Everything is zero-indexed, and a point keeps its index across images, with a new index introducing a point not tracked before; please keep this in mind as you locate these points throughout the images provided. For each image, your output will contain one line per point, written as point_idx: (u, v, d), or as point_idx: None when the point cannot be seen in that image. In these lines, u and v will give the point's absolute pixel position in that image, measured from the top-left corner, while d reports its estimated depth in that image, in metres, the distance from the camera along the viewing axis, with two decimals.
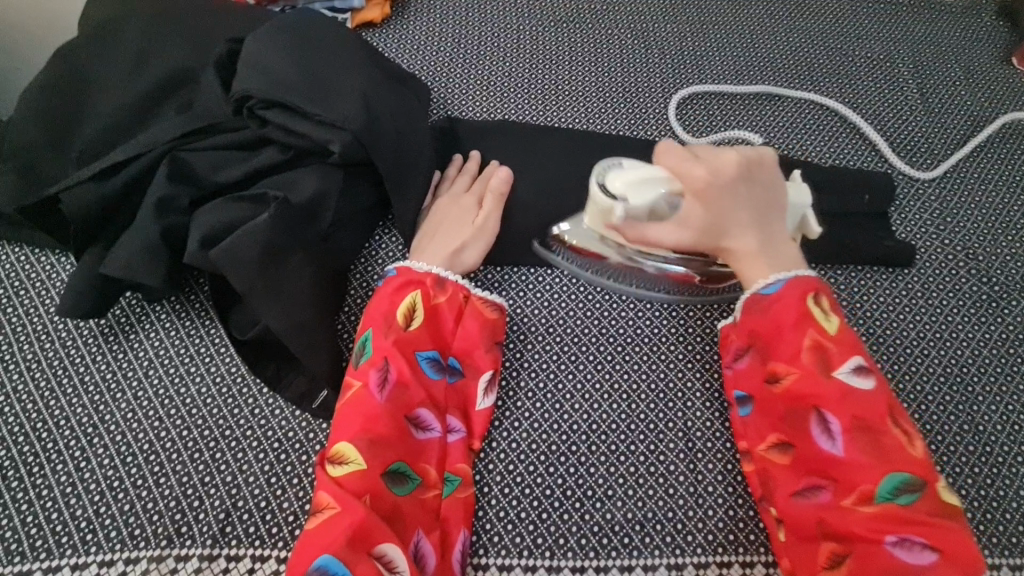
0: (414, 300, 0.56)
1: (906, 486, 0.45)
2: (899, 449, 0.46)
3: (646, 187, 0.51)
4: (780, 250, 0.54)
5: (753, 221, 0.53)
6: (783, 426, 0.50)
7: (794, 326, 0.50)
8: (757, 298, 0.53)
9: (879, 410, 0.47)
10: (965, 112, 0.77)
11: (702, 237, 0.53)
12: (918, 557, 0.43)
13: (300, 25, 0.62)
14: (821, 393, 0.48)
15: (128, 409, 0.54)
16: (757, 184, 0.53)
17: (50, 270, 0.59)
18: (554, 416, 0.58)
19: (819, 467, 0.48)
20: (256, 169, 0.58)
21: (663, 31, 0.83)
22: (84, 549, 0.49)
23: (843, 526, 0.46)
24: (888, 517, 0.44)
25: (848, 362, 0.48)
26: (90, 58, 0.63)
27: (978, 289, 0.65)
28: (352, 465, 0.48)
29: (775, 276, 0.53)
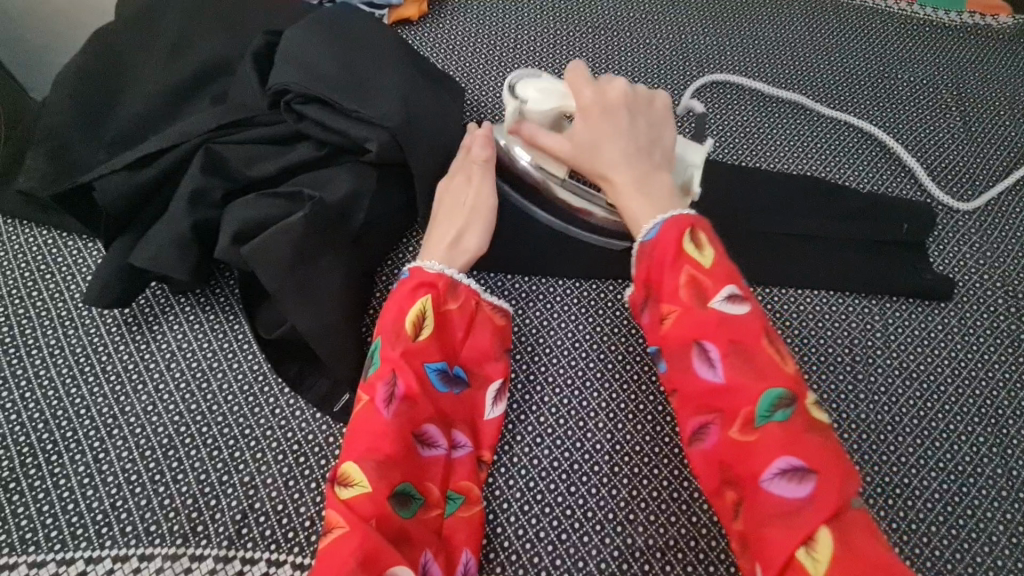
0: (425, 307, 0.53)
1: (779, 403, 0.44)
2: (773, 372, 0.45)
3: (546, 96, 0.59)
4: (652, 180, 0.55)
5: (623, 149, 0.56)
6: (672, 369, 0.49)
7: (672, 262, 0.49)
8: (641, 245, 0.52)
9: (753, 332, 0.47)
10: (1003, 147, 0.78)
11: (580, 155, 0.57)
12: (799, 481, 0.42)
13: (340, 20, 0.61)
14: (699, 328, 0.47)
15: (148, 402, 0.54)
16: (639, 117, 0.57)
17: (78, 257, 0.59)
18: (578, 435, 0.56)
19: (704, 402, 0.47)
20: (289, 162, 0.56)
21: (702, 44, 0.83)
22: (98, 543, 0.49)
23: (732, 459, 0.45)
24: (768, 441, 0.43)
25: (719, 291, 0.48)
26: (133, 54, 0.65)
27: (1016, 326, 0.66)
28: (358, 487, 0.45)
29: (653, 223, 0.52)
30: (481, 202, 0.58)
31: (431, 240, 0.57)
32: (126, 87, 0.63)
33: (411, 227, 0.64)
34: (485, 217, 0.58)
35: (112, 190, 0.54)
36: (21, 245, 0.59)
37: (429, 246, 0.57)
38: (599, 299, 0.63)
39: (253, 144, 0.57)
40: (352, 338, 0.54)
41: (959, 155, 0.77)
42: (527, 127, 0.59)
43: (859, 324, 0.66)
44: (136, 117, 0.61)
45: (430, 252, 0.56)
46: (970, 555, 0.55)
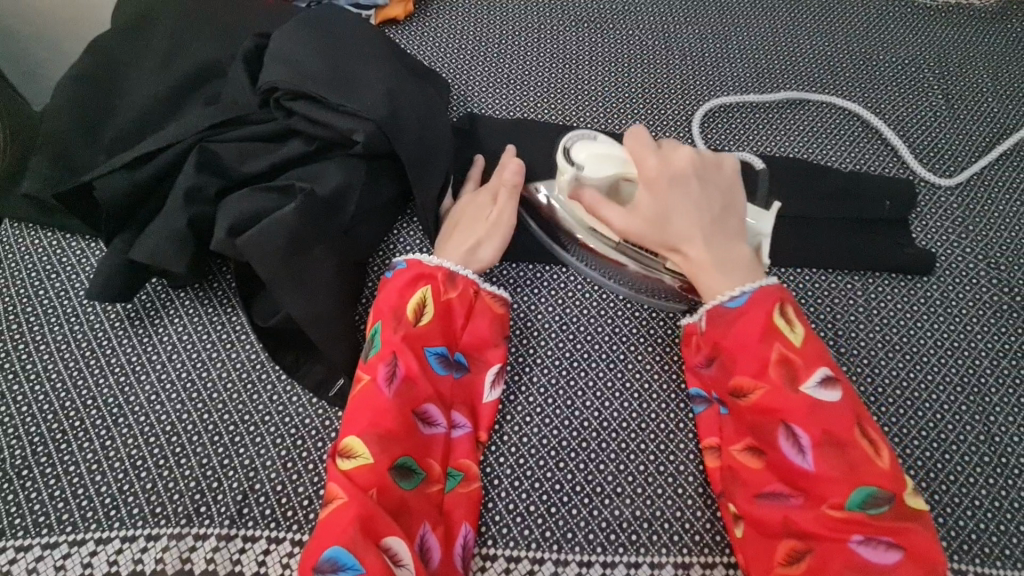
0: (424, 296, 0.56)
1: (871, 495, 0.46)
2: (865, 459, 0.46)
3: (605, 163, 0.57)
4: (730, 254, 0.55)
5: (697, 221, 0.55)
6: (754, 436, 0.50)
7: (762, 339, 0.51)
8: (721, 310, 0.54)
9: (845, 421, 0.48)
10: (986, 121, 0.79)
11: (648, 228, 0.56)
12: (882, 557, 0.44)
13: (325, 19, 0.63)
14: (788, 406, 0.48)
15: (152, 392, 0.56)
16: (708, 185, 0.57)
17: (81, 256, 0.62)
18: (566, 412, 0.58)
19: (787, 475, 0.48)
20: (279, 158, 0.59)
21: (684, 30, 0.84)
22: (108, 524, 0.51)
23: (813, 531, 0.46)
24: (853, 522, 0.45)
25: (812, 375, 0.49)
26: (129, 60, 0.67)
27: (998, 297, 0.67)
28: (360, 460, 0.48)
29: (741, 290, 0.54)
30: (502, 217, 0.62)
31: (447, 244, 0.61)
32: (122, 92, 0.66)
33: (402, 219, 0.66)
34: (505, 232, 0.62)
35: (112, 189, 0.57)
36: (27, 246, 0.62)
37: (447, 249, 0.60)
38: (585, 282, 0.65)
39: (244, 142, 0.59)
40: (344, 325, 0.56)
41: (942, 133, 0.78)
42: (588, 198, 0.58)
43: (841, 300, 0.67)
44: (133, 120, 0.64)
45: (446, 252, 0.60)
46: (954, 519, 0.57)
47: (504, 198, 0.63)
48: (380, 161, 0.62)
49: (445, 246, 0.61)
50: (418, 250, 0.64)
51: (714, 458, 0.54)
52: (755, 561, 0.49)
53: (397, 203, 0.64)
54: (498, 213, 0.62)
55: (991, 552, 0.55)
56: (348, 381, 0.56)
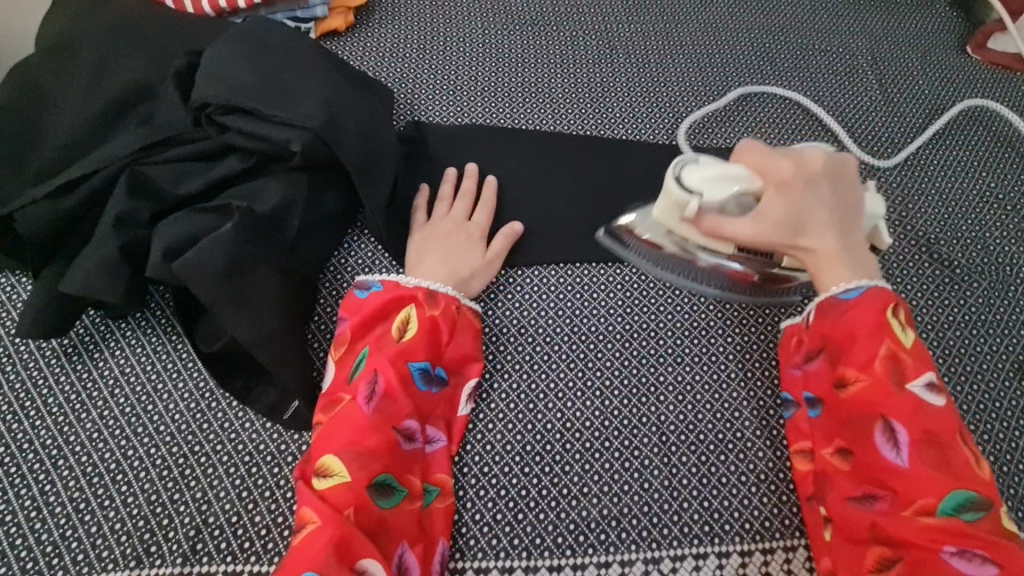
0: (408, 314, 0.55)
1: (968, 503, 0.44)
2: (966, 468, 0.45)
3: (723, 183, 0.50)
4: (857, 254, 0.52)
5: (830, 221, 0.51)
6: (847, 433, 0.49)
7: (870, 334, 0.49)
8: (833, 301, 0.52)
9: (950, 427, 0.46)
10: (919, 103, 0.81)
11: (779, 238, 0.51)
12: (976, 572, 0.42)
13: (257, 32, 0.62)
14: (890, 405, 0.47)
15: (93, 429, 0.53)
16: (838, 184, 0.52)
17: (10, 291, 0.59)
18: (529, 417, 0.58)
19: (876, 474, 0.47)
20: (217, 178, 0.57)
21: (627, 29, 0.85)
22: (51, 574, 0.48)
23: (900, 534, 0.44)
24: (947, 531, 0.43)
25: (921, 376, 0.47)
26: (53, 85, 0.64)
27: (940, 271, 0.69)
28: (336, 478, 0.47)
29: (854, 283, 0.52)
30: (494, 257, 0.63)
31: (433, 267, 0.59)
32: (47, 118, 0.63)
33: (352, 232, 0.64)
34: (494, 271, 0.63)
35: (38, 220, 0.54)
36: None
37: (437, 273, 0.59)
38: (541, 285, 0.64)
39: (179, 164, 0.57)
40: (294, 345, 0.54)
41: (878, 116, 0.80)
42: (711, 222, 0.51)
43: None
44: (60, 147, 0.61)
45: (433, 274, 0.58)
46: None
47: (500, 238, 0.64)
48: (323, 174, 0.60)
49: (429, 270, 0.59)
50: (370, 263, 0.63)
51: (804, 462, 0.53)
52: (842, 568, 0.47)
53: (345, 215, 0.63)
54: (492, 253, 0.63)
55: None
56: (302, 402, 0.54)
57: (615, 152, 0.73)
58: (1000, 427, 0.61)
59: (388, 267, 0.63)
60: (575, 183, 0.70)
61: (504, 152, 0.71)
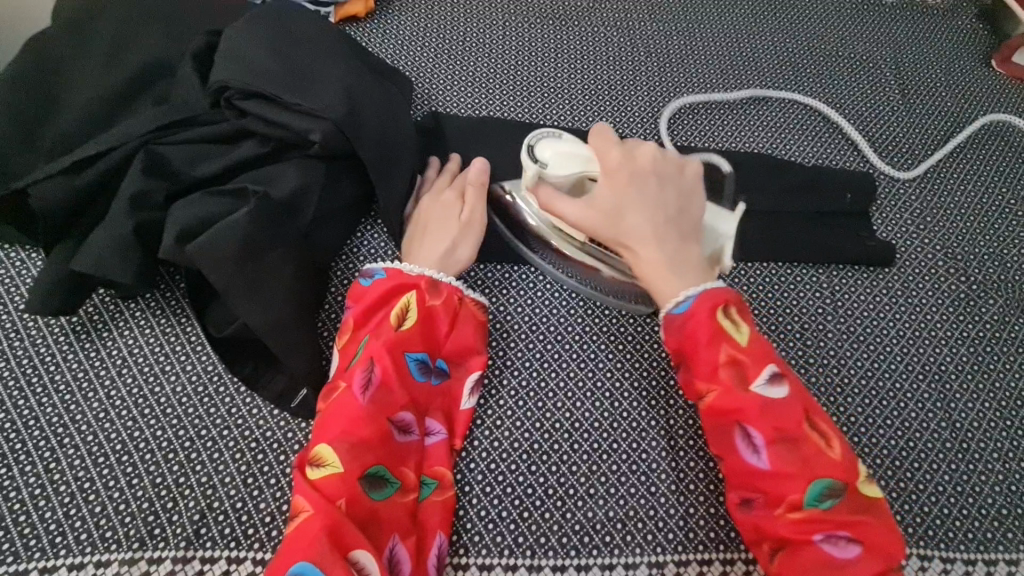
0: (408, 301, 0.54)
1: (828, 490, 0.44)
2: (819, 455, 0.45)
3: (568, 159, 0.54)
4: (685, 261, 0.51)
5: (653, 221, 0.51)
6: (712, 443, 0.48)
7: (708, 343, 0.48)
8: (670, 317, 0.50)
9: (797, 418, 0.46)
10: (942, 115, 0.80)
11: (604, 224, 0.52)
12: (844, 552, 0.44)
13: (279, 15, 0.61)
14: (742, 411, 0.46)
15: (100, 409, 0.53)
16: (668, 189, 0.53)
17: (21, 267, 0.58)
18: (536, 415, 0.57)
19: (745, 480, 0.46)
20: (233, 162, 0.56)
21: (649, 27, 0.84)
22: (53, 552, 0.48)
23: (777, 532, 0.45)
24: (814, 521, 0.44)
25: (761, 374, 0.47)
26: (70, 59, 0.64)
27: (956, 287, 0.68)
28: (329, 469, 0.46)
29: (684, 295, 0.50)
30: (473, 214, 0.61)
31: (419, 250, 0.58)
32: (62, 92, 0.62)
33: (366, 221, 0.64)
34: (478, 229, 0.61)
35: (51, 196, 0.54)
36: None
37: (423, 253, 0.58)
38: (556, 282, 0.64)
39: (195, 145, 0.57)
40: (304, 333, 0.54)
41: (900, 127, 0.79)
42: (546, 192, 0.54)
43: (808, 293, 0.67)
44: (74, 122, 0.60)
45: (423, 258, 0.58)
46: (919, 506, 0.57)
47: (472, 195, 0.61)
48: (340, 162, 0.60)
49: (419, 254, 0.58)
50: (383, 254, 0.63)
51: None
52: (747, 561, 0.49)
53: (360, 205, 0.63)
54: (468, 211, 0.60)
55: (955, 536, 0.56)
56: (311, 391, 0.54)
57: None
58: (1009, 446, 0.60)
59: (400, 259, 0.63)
60: None
61: (521, 147, 0.70)
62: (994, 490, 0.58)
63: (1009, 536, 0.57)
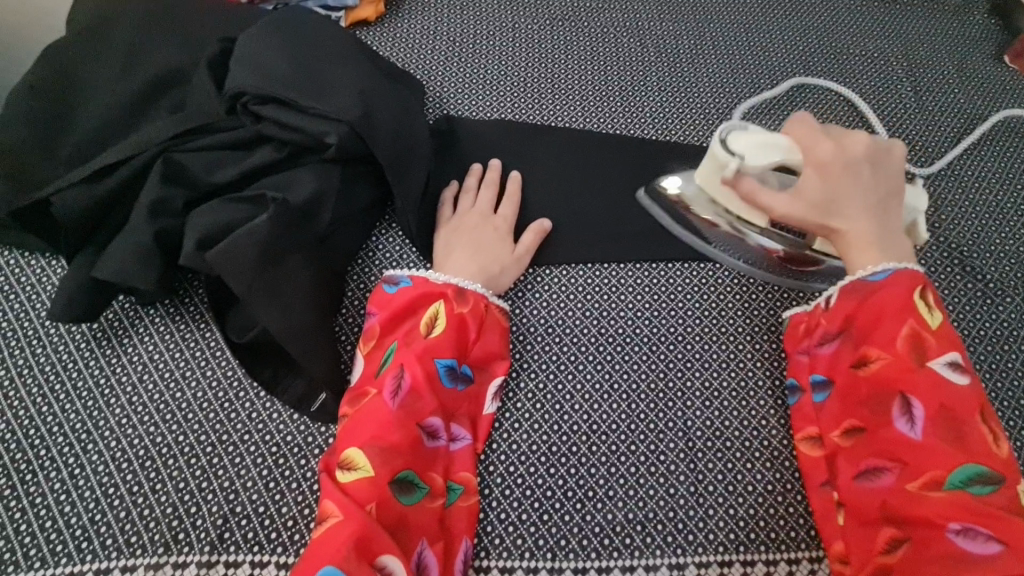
0: (436, 309, 0.55)
1: (979, 478, 0.44)
2: (981, 444, 0.45)
3: (770, 150, 0.56)
4: (890, 235, 0.54)
5: (862, 201, 0.54)
6: (865, 409, 0.50)
7: (892, 315, 0.50)
8: (862, 283, 0.53)
9: (969, 407, 0.47)
10: (956, 111, 0.80)
11: (809, 212, 0.55)
12: (981, 549, 0.42)
13: (292, 20, 0.61)
14: (910, 382, 0.48)
15: (123, 415, 0.54)
16: (879, 169, 0.56)
17: (41, 275, 0.59)
18: (555, 417, 0.58)
19: (889, 448, 0.47)
20: (250, 169, 0.57)
21: (658, 27, 0.84)
22: (79, 558, 0.48)
23: (906, 509, 0.45)
24: (954, 504, 0.44)
25: (942, 356, 0.48)
26: (86, 67, 0.64)
27: (972, 284, 0.68)
28: (360, 472, 0.47)
29: (882, 266, 0.53)
30: (523, 252, 0.62)
31: (460, 264, 0.59)
32: (79, 101, 0.63)
33: (381, 225, 0.64)
34: (522, 266, 0.62)
35: (72, 204, 0.54)
36: None
37: (465, 269, 0.58)
38: (568, 285, 0.64)
39: (211, 153, 0.57)
40: (324, 338, 0.54)
41: (914, 123, 0.79)
42: (748, 186, 0.56)
43: None
44: (92, 131, 0.61)
45: (461, 273, 0.58)
46: None
47: (528, 238, 0.63)
48: (355, 167, 0.60)
49: (458, 267, 0.59)
50: (398, 258, 0.63)
51: (814, 447, 0.53)
52: (853, 550, 0.47)
53: (375, 208, 0.63)
54: (520, 250, 0.62)
55: None
56: (331, 395, 0.54)
57: (645, 151, 0.72)
58: None
59: (415, 262, 0.63)
60: (603, 183, 0.69)
61: (533, 150, 0.70)
62: None
63: None
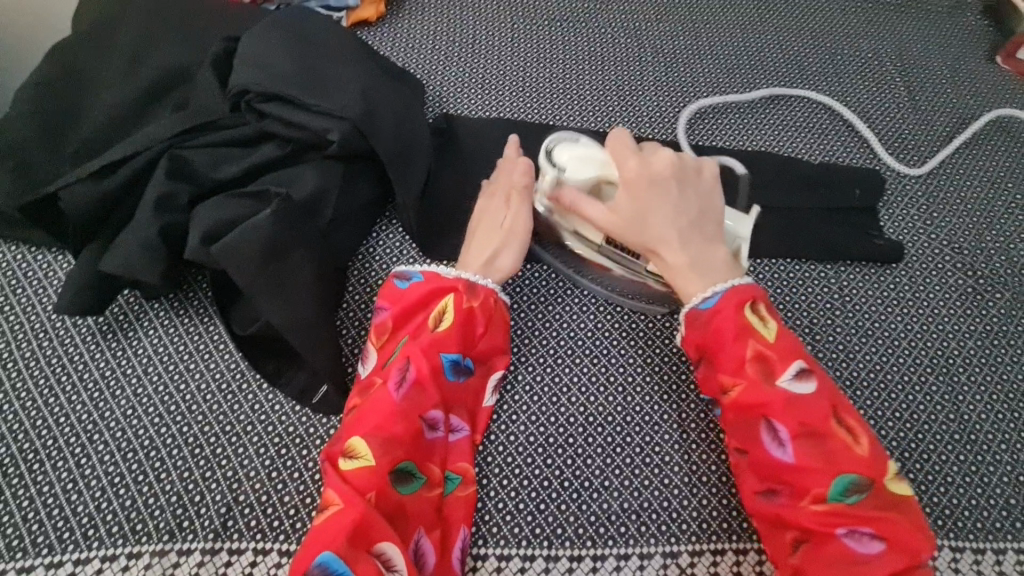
0: (445, 304, 0.55)
1: (851, 484, 0.45)
2: (841, 449, 0.45)
3: (587, 163, 0.55)
4: (705, 256, 0.52)
5: (676, 223, 0.52)
6: (737, 435, 0.49)
7: (734, 337, 0.49)
8: (696, 312, 0.52)
9: (821, 413, 0.46)
10: (948, 111, 0.81)
11: (629, 228, 0.53)
12: (867, 548, 0.44)
13: (295, 21, 0.62)
14: (767, 404, 0.47)
15: (128, 406, 0.55)
16: (691, 191, 0.53)
17: (48, 269, 0.60)
18: (551, 410, 0.59)
19: (768, 472, 0.47)
20: (254, 165, 0.58)
21: (655, 28, 0.85)
22: (85, 545, 0.50)
23: (796, 524, 0.46)
24: (835, 515, 0.44)
25: (788, 369, 0.48)
26: (92, 66, 0.65)
27: (962, 281, 0.69)
28: (361, 461, 0.47)
29: (713, 290, 0.51)
30: (518, 222, 0.59)
31: (463, 255, 0.60)
32: (86, 99, 0.64)
33: (381, 221, 0.66)
34: (523, 237, 0.59)
35: (79, 199, 0.55)
36: None
37: (465, 259, 0.59)
38: (565, 282, 0.65)
39: (216, 150, 0.58)
40: (325, 331, 0.55)
41: (906, 123, 0.80)
42: (567, 197, 0.55)
43: (819, 289, 0.68)
44: (98, 128, 0.62)
45: (462, 264, 0.59)
46: (928, 496, 0.58)
47: (518, 203, 0.59)
48: (356, 164, 0.61)
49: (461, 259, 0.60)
50: (399, 254, 0.64)
51: None
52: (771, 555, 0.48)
53: (377, 204, 0.64)
54: (512, 219, 0.59)
55: (965, 526, 0.57)
56: (332, 388, 0.55)
57: None
58: (1017, 438, 0.61)
59: (416, 258, 0.64)
60: None
61: (531, 148, 0.72)
62: (1000, 480, 0.59)
63: (1017, 526, 0.57)
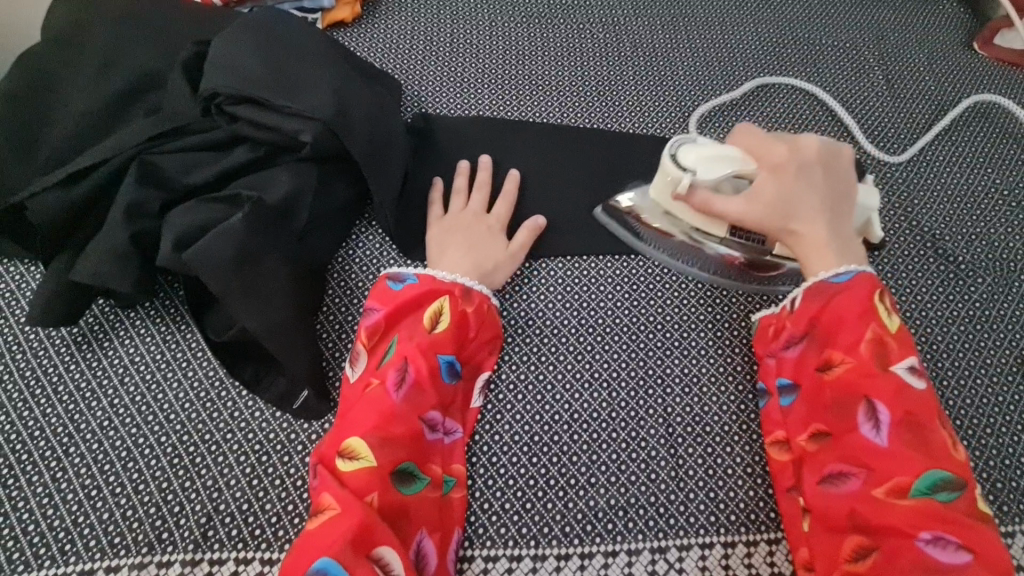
0: (441, 306, 0.55)
1: (943, 484, 0.44)
2: (942, 448, 0.45)
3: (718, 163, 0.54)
4: (846, 240, 0.53)
5: (817, 206, 0.53)
6: (832, 415, 0.48)
7: (857, 318, 0.49)
8: (825, 285, 0.52)
9: (930, 410, 0.46)
10: (926, 98, 0.81)
11: (767, 215, 0.54)
12: (951, 558, 0.42)
13: (266, 22, 0.61)
14: (873, 386, 0.47)
15: (104, 418, 0.54)
16: (832, 174, 0.55)
17: (20, 281, 0.59)
18: (537, 408, 0.58)
19: (854, 454, 0.46)
20: (227, 170, 0.57)
21: (634, 22, 0.85)
22: (63, 559, 0.49)
23: (874, 516, 0.44)
24: (922, 513, 0.43)
25: (903, 359, 0.47)
26: (60, 74, 0.64)
27: (944, 267, 0.69)
28: (362, 462, 0.47)
29: (844, 268, 0.52)
30: (516, 250, 0.63)
31: (455, 259, 0.59)
32: (54, 107, 0.63)
33: (360, 223, 0.65)
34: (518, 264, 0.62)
35: (49, 208, 0.54)
36: None
37: (461, 263, 0.59)
38: (547, 279, 0.64)
39: (188, 155, 0.58)
40: (303, 335, 0.54)
41: (885, 111, 0.80)
42: (701, 197, 0.55)
43: None
44: (67, 136, 0.61)
45: (458, 267, 0.58)
46: None
47: (522, 234, 0.63)
48: (332, 165, 0.61)
49: (452, 262, 0.59)
50: (378, 256, 0.63)
51: (781, 451, 0.53)
52: (820, 558, 0.47)
53: (354, 205, 0.63)
54: (513, 246, 0.62)
55: None
56: (312, 392, 0.54)
57: (622, 145, 0.72)
58: (1002, 421, 0.61)
59: (396, 259, 0.64)
60: (579, 176, 0.70)
61: (511, 145, 0.71)
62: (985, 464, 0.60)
63: (1002, 509, 0.57)
